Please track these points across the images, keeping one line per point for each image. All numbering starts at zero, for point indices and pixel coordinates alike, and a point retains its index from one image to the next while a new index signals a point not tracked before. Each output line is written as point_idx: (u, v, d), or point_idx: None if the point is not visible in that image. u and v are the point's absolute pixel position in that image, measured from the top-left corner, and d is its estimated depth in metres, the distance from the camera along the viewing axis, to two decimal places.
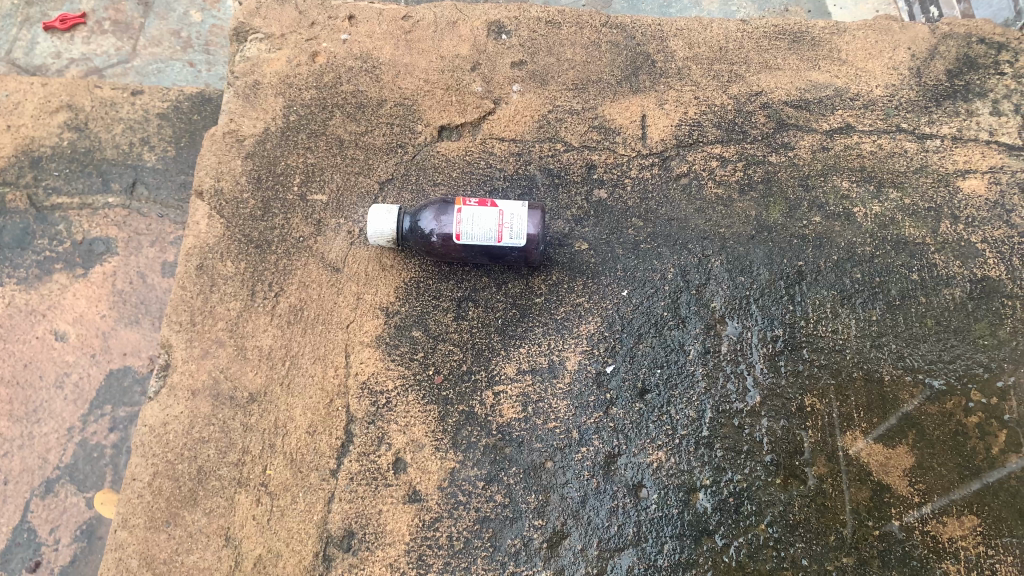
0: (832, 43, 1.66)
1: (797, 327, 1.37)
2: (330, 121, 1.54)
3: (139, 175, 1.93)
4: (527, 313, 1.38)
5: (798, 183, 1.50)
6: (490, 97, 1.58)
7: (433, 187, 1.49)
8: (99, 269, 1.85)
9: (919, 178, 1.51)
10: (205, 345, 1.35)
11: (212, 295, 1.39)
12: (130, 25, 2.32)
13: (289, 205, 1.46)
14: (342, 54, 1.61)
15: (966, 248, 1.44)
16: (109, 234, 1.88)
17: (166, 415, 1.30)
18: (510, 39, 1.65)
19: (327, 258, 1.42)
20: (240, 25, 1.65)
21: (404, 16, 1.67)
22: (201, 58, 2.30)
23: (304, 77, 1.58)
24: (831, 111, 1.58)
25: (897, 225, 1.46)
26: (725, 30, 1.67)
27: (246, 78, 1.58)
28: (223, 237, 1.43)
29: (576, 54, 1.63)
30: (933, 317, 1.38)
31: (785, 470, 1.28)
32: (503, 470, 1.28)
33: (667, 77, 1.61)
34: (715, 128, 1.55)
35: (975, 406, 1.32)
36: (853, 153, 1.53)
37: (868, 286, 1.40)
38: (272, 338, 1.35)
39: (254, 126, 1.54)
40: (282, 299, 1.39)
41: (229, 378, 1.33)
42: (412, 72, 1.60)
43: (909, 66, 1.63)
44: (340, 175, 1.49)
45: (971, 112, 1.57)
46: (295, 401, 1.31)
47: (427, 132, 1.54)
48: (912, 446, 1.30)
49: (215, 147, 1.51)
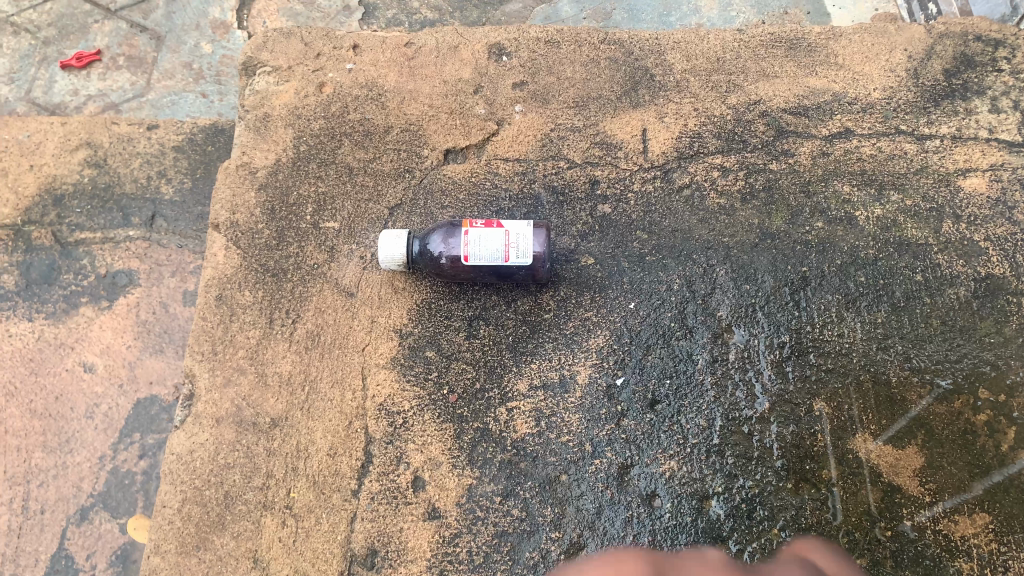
0: (828, 48, 1.67)
1: (803, 332, 1.40)
2: (340, 150, 1.58)
3: (158, 209, 1.94)
4: (538, 329, 1.42)
5: (799, 189, 1.52)
6: (493, 118, 1.62)
7: (442, 210, 1.53)
8: (122, 301, 1.87)
9: (919, 179, 1.52)
10: (227, 373, 1.40)
11: (232, 324, 1.44)
12: (143, 59, 2.38)
13: (303, 234, 1.51)
14: (349, 84, 1.66)
15: (969, 247, 1.45)
16: (131, 266, 1.90)
17: (192, 443, 1.35)
18: (510, 61, 1.68)
19: (341, 283, 1.47)
20: (249, 59, 1.70)
21: (408, 43, 1.71)
22: (213, 89, 2.35)
23: (312, 108, 1.63)
24: (829, 116, 1.59)
25: (899, 227, 1.48)
26: (722, 40, 1.69)
27: (256, 111, 1.64)
28: (241, 267, 1.48)
29: (577, 73, 1.66)
30: (938, 317, 1.40)
31: (796, 474, 1.31)
32: (519, 484, 1.31)
33: (666, 90, 1.63)
34: (715, 139, 1.58)
35: (983, 404, 1.34)
36: (853, 158, 1.54)
37: (873, 289, 1.42)
38: (291, 364, 1.40)
39: (266, 158, 1.58)
40: (299, 325, 1.43)
41: (252, 405, 1.37)
42: (417, 98, 1.64)
43: (906, 68, 1.64)
44: (351, 202, 1.54)
45: (969, 111, 1.58)
46: (316, 424, 1.36)
47: (433, 156, 1.58)
48: (922, 446, 1.32)
49: (229, 180, 1.56)
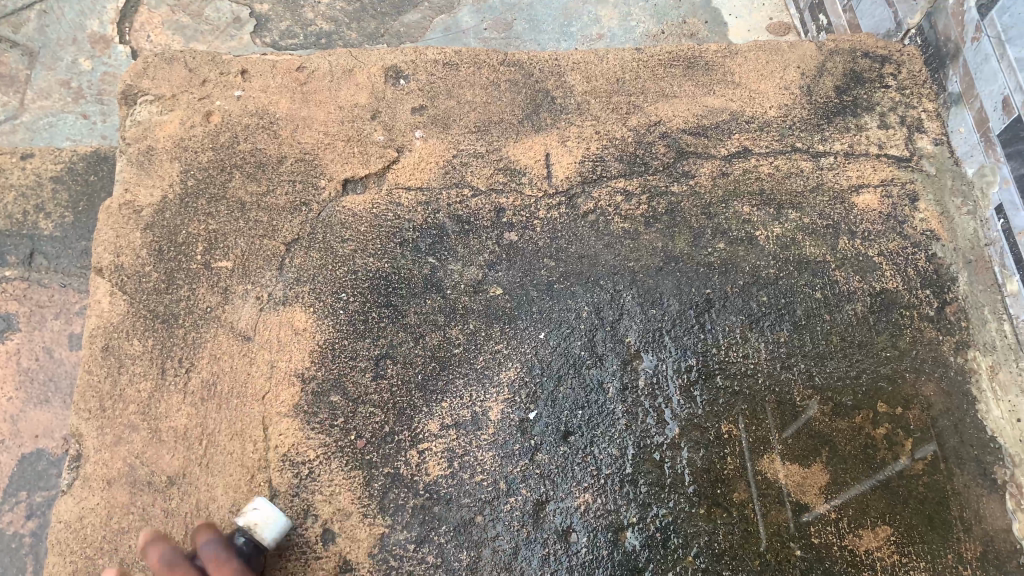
0: (724, 66, 1.69)
1: (709, 355, 1.41)
2: (230, 183, 1.51)
3: (37, 245, 1.81)
4: (447, 365, 1.38)
5: (701, 211, 1.52)
6: (393, 145, 1.57)
7: (342, 243, 1.47)
8: (1, 347, 1.73)
9: (816, 197, 1.55)
10: (117, 431, 1.32)
11: (121, 377, 1.35)
12: (15, 78, 2.21)
13: (194, 274, 1.43)
14: (237, 112, 1.58)
15: (864, 263, 1.49)
16: (9, 309, 1.77)
17: (81, 508, 1.27)
18: (408, 85, 1.64)
19: (237, 326, 1.39)
20: (128, 87, 1.60)
21: (299, 68, 1.64)
22: (94, 109, 2.20)
23: (199, 139, 1.55)
24: (728, 136, 1.60)
25: (798, 245, 1.50)
26: (621, 60, 1.69)
27: (138, 143, 1.55)
28: (128, 314, 1.40)
29: (476, 96, 1.63)
30: (838, 333, 1.43)
31: (708, 499, 1.32)
32: (434, 530, 1.28)
33: (567, 113, 1.62)
34: (617, 161, 1.57)
35: (881, 418, 1.38)
36: (752, 177, 1.56)
37: (775, 308, 1.44)
38: (187, 417, 1.33)
39: (151, 194, 1.50)
40: (193, 374, 1.36)
41: (146, 463, 1.30)
42: (311, 126, 1.57)
43: (800, 85, 1.67)
44: (244, 239, 1.46)
45: (860, 127, 1.62)
46: (216, 479, 1.29)
47: (331, 186, 1.52)
48: (826, 463, 1.34)
49: (111, 221, 1.47)
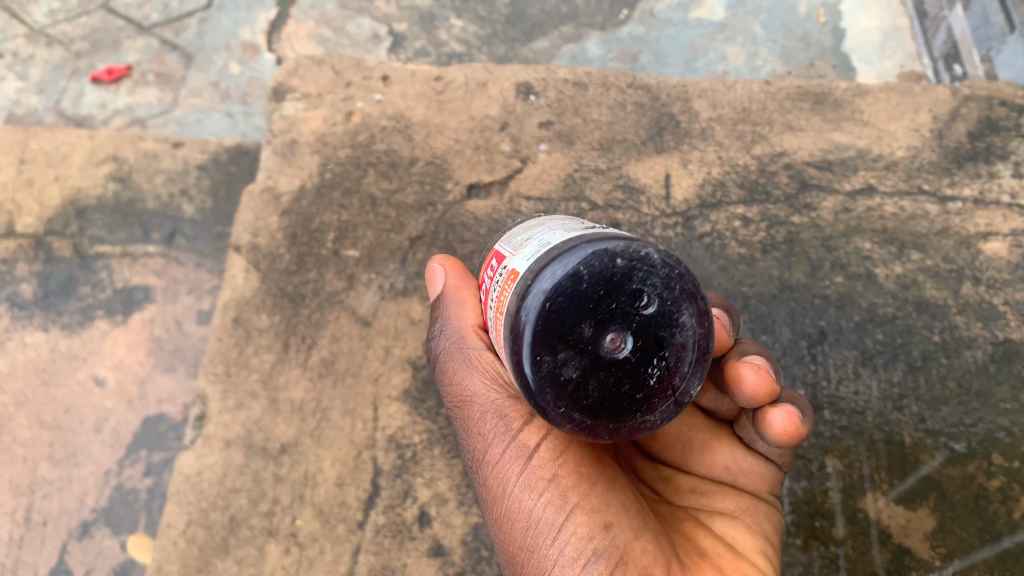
0: (854, 104, 1.69)
1: (819, 387, 1.40)
2: (364, 179, 1.59)
3: (178, 225, 1.92)
4: None
5: (820, 244, 1.51)
6: (518, 156, 1.62)
7: (461, 243, 1.53)
8: (138, 316, 1.85)
9: (940, 240, 1.51)
10: (239, 397, 1.42)
11: (248, 347, 1.45)
12: (173, 77, 2.40)
13: (322, 260, 1.51)
14: (376, 114, 1.67)
15: (987, 310, 1.44)
16: (148, 282, 1.88)
17: (201, 464, 1.38)
18: (538, 100, 1.69)
19: (357, 311, 1.47)
20: (280, 85, 1.73)
21: (437, 78, 1.73)
22: (239, 109, 2.36)
23: (339, 136, 1.65)
24: (853, 172, 1.59)
25: (919, 286, 1.47)
26: (748, 91, 1.71)
27: (284, 136, 1.66)
28: (259, 290, 1.49)
29: (602, 115, 1.67)
30: (955, 378, 1.39)
31: (806, 531, 1.32)
32: None
33: (691, 137, 1.65)
34: (739, 188, 1.58)
35: (996, 469, 1.32)
36: (875, 215, 1.54)
37: (889, 347, 1.42)
38: (304, 391, 1.41)
39: (290, 183, 1.60)
40: (314, 351, 1.43)
41: (262, 430, 1.39)
42: (442, 132, 1.65)
43: (931, 128, 1.64)
44: (372, 231, 1.54)
45: (992, 175, 1.58)
46: (325, 452, 1.36)
47: (456, 190, 1.58)
48: (933, 509, 1.31)
49: (253, 204, 1.58)
